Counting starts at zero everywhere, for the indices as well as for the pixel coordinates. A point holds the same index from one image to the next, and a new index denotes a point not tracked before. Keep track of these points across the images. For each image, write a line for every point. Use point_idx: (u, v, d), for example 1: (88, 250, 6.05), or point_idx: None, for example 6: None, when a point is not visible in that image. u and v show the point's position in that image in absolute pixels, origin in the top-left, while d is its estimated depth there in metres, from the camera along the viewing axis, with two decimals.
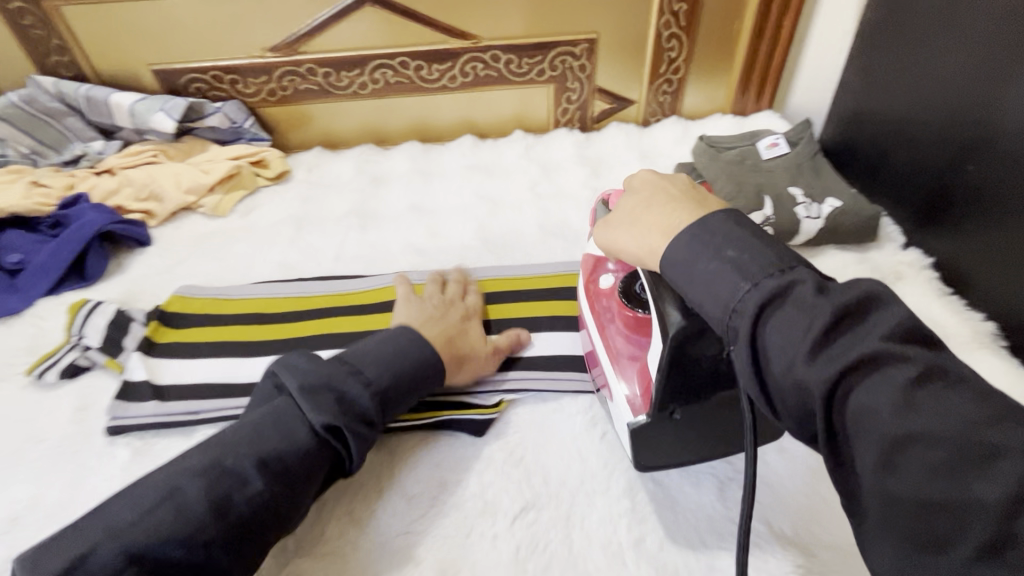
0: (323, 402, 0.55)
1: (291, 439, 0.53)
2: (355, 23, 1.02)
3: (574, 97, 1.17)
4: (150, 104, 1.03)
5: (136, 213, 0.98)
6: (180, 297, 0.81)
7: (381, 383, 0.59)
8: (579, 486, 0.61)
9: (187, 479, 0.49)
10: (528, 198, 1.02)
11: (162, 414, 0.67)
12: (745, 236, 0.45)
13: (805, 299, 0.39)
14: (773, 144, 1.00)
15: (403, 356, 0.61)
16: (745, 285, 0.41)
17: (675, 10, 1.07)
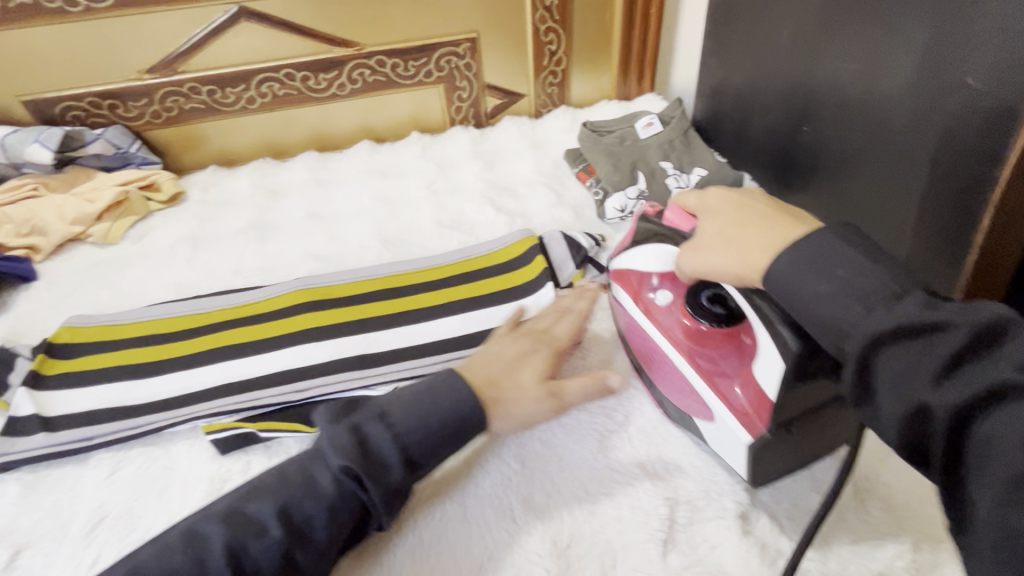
0: (339, 443, 0.51)
1: (314, 487, 0.51)
2: (232, 39, 1.03)
3: (466, 95, 1.21)
4: (24, 136, 0.99)
5: (18, 249, 0.94)
6: (68, 327, 0.79)
7: (414, 444, 0.52)
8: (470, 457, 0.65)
9: (205, 527, 0.49)
10: (425, 196, 1.05)
11: (52, 444, 0.67)
12: (853, 253, 0.41)
13: (930, 337, 0.36)
14: (648, 124, 1.07)
15: (433, 403, 0.54)
16: (860, 307, 0.39)
17: (547, 6, 1.13)
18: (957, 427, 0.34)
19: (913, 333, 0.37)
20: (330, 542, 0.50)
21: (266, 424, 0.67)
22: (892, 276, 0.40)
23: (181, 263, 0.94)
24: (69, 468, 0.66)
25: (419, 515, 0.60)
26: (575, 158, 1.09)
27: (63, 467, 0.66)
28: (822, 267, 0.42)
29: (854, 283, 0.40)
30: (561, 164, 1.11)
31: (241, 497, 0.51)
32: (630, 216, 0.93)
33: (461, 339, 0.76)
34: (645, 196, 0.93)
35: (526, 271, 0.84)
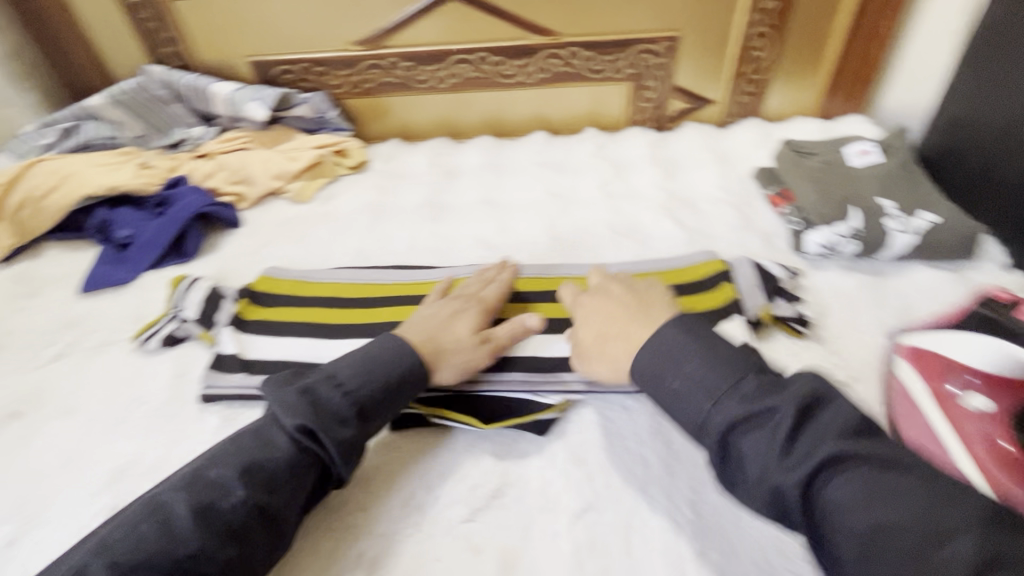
0: (326, 406, 0.56)
1: (294, 438, 0.54)
2: (438, 18, 1.05)
3: (651, 96, 1.15)
4: (246, 93, 1.09)
5: (228, 196, 1.04)
6: (266, 278, 0.86)
7: (354, 386, 0.58)
8: (640, 494, 0.60)
9: (171, 495, 0.50)
10: (597, 197, 1.01)
11: (247, 386, 0.72)
12: (687, 344, 0.53)
13: (779, 426, 0.45)
14: (864, 152, 0.95)
15: (377, 368, 0.61)
16: (707, 403, 0.50)
17: (764, 8, 1.03)
18: (851, 505, 0.41)
19: (834, 420, 0.45)
20: (292, 500, 0.53)
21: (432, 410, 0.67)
22: (760, 378, 0.50)
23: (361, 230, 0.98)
24: (259, 411, 0.72)
25: (581, 543, 0.56)
26: (767, 179, 0.99)
27: (254, 409, 0.72)
28: (672, 360, 0.53)
29: (722, 377, 0.50)
30: (748, 183, 1.02)
31: (249, 462, 0.53)
32: (835, 254, 0.83)
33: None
34: (859, 236, 0.82)
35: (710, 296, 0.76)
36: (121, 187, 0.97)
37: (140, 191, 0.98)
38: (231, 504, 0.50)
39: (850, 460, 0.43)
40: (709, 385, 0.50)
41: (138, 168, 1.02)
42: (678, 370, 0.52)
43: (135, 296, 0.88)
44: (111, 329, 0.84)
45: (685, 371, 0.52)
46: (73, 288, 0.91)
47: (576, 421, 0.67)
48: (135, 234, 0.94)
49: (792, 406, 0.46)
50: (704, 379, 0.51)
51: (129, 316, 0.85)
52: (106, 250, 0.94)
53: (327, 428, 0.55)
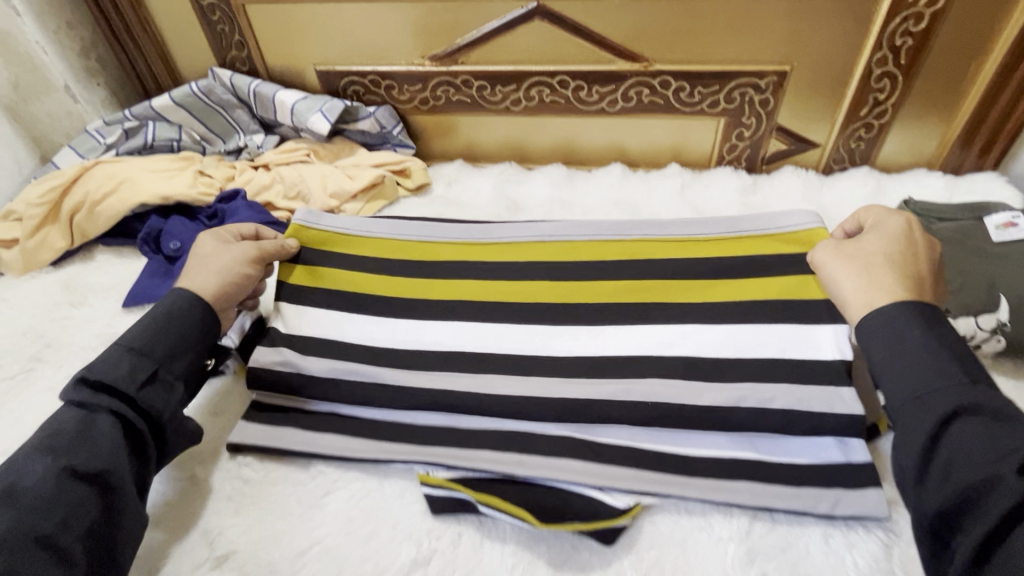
0: (110, 362, 0.56)
1: (98, 401, 0.54)
2: (520, 37, 0.96)
3: (747, 134, 1.03)
4: (311, 104, 1.03)
5: (283, 211, 0.99)
6: (297, 226, 0.82)
7: (143, 344, 0.58)
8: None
9: (54, 433, 0.52)
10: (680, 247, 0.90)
11: (283, 441, 0.65)
12: (946, 331, 0.50)
13: (1010, 444, 0.42)
14: (1008, 224, 0.79)
15: (170, 317, 0.61)
16: (948, 378, 0.47)
17: (896, 45, 0.89)
18: None
19: (999, 419, 0.44)
20: (103, 446, 0.53)
21: (483, 498, 0.58)
22: (971, 361, 0.48)
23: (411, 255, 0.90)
24: (290, 470, 0.65)
25: None
26: None
27: (284, 468, 0.65)
28: (904, 334, 0.50)
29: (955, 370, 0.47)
30: None
31: (44, 441, 0.52)
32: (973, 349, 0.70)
33: (723, 461, 0.60)
34: (1005, 331, 0.69)
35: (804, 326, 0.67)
36: (176, 196, 0.93)
37: (195, 202, 0.94)
38: (35, 482, 0.49)
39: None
40: (945, 366, 0.47)
41: (195, 176, 0.98)
42: (912, 340, 0.50)
43: None
44: None
45: (914, 343, 0.50)
46: (117, 301, 0.87)
47: (649, 530, 0.58)
48: (184, 247, 0.90)
49: (974, 387, 0.46)
50: (924, 363, 0.48)
51: None
52: (155, 262, 0.90)
53: (122, 386, 0.55)
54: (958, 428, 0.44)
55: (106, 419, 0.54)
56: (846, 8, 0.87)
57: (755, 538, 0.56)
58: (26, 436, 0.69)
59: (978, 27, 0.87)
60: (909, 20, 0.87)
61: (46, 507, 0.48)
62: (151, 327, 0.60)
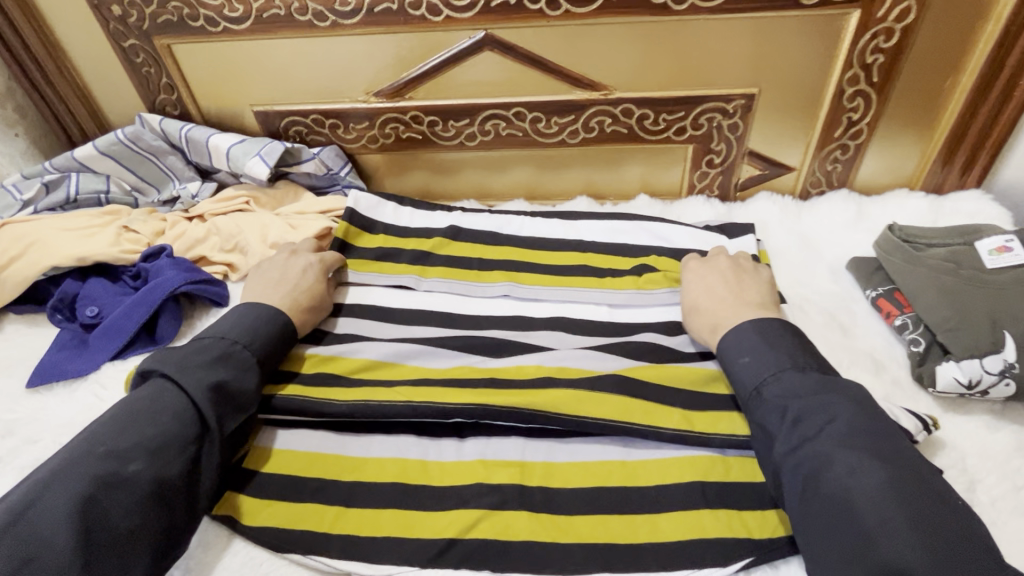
0: (214, 349, 0.62)
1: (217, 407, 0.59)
2: (470, 69, 0.89)
3: (718, 160, 0.96)
4: (249, 148, 0.95)
5: (218, 267, 0.90)
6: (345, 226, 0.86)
7: (249, 341, 0.65)
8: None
9: (246, 320, 0.67)
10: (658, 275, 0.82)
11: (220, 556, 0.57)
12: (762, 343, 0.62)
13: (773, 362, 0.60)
14: (1002, 249, 0.73)
15: (266, 325, 0.67)
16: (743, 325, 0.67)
17: (868, 63, 0.84)
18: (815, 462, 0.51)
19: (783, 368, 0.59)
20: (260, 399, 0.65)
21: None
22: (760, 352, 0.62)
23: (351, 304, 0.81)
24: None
25: None
26: (869, 275, 0.79)
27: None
28: (745, 346, 0.61)
29: (772, 364, 0.58)
30: (843, 278, 0.82)
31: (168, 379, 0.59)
32: (980, 395, 0.62)
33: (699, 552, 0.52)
34: (1015, 373, 0.61)
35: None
36: (94, 257, 0.83)
37: (117, 261, 0.85)
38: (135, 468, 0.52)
39: (831, 419, 0.52)
40: (778, 357, 0.59)
41: (119, 232, 0.89)
42: (738, 360, 0.61)
43: (89, 393, 0.74)
44: (53, 440, 0.69)
45: (744, 362, 0.60)
46: (23, 379, 0.77)
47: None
48: (102, 313, 0.81)
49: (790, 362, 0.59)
50: (765, 359, 0.59)
51: (76, 423, 0.71)
52: (69, 332, 0.80)
53: (232, 384, 0.61)
54: (773, 413, 0.55)
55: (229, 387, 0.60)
56: (811, 27, 0.82)
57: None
58: None
59: (950, 42, 0.82)
60: (878, 37, 0.82)
61: (165, 449, 0.54)
62: (251, 329, 0.66)
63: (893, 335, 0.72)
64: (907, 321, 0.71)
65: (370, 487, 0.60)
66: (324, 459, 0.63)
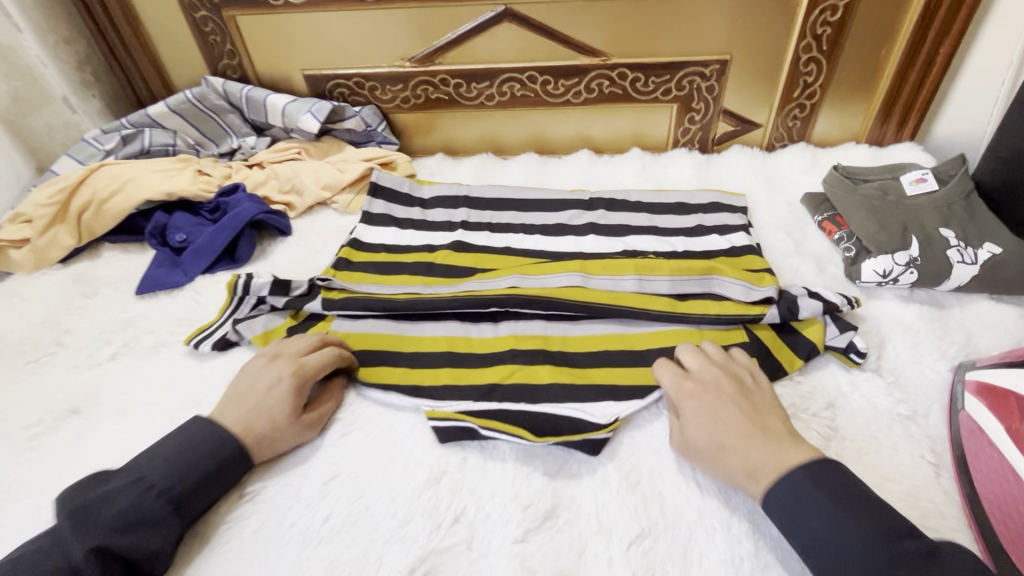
0: (137, 493, 0.56)
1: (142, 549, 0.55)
2: (490, 38, 1.07)
3: (698, 118, 1.15)
4: (300, 105, 1.11)
5: (279, 205, 1.07)
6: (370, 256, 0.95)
7: (167, 486, 0.58)
8: (695, 524, 0.60)
9: (191, 456, 0.61)
10: (647, 203, 1.01)
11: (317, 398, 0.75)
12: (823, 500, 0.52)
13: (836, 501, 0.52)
14: (919, 180, 0.93)
15: (192, 459, 0.61)
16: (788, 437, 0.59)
17: (818, 34, 1.03)
18: None
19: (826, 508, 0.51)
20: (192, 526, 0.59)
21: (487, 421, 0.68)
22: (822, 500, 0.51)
23: (397, 231, 0.99)
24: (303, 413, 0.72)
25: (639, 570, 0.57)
26: (817, 205, 0.98)
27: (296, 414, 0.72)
28: (810, 506, 0.52)
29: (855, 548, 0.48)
30: (797, 209, 1.01)
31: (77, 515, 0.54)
32: (892, 283, 0.82)
33: None
34: (917, 264, 0.80)
35: (752, 260, 0.86)
36: (179, 193, 1.00)
37: (198, 197, 1.01)
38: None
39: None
40: (859, 523, 0.49)
41: (195, 175, 1.05)
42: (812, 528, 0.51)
43: (188, 298, 0.91)
44: (165, 331, 0.86)
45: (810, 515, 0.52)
46: (129, 290, 0.93)
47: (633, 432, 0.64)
48: (189, 239, 0.97)
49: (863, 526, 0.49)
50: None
51: (182, 319, 0.88)
52: (163, 253, 0.96)
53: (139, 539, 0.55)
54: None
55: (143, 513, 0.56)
56: (773, 4, 1.00)
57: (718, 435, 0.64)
58: (60, 407, 0.75)
59: (885, 17, 1.01)
60: (826, 12, 1.00)
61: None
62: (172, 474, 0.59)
63: (833, 247, 0.92)
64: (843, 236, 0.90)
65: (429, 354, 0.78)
66: (390, 336, 0.81)
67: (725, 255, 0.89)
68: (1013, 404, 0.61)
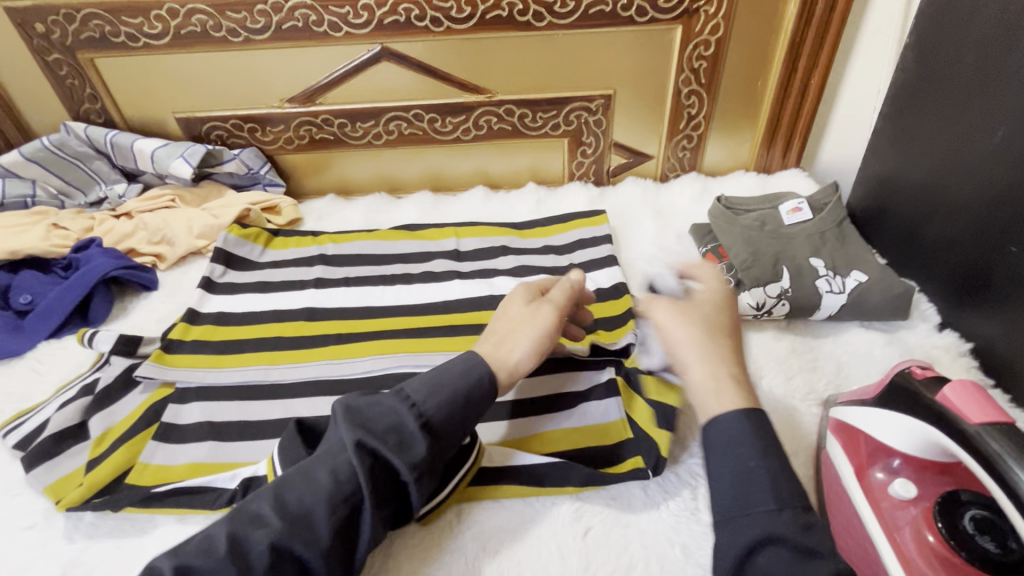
0: (312, 479, 0.51)
1: (287, 509, 0.50)
2: (371, 77, 1.03)
3: (590, 151, 1.15)
4: (171, 150, 1.05)
5: (147, 257, 0.99)
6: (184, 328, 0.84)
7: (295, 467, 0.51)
8: (543, 555, 0.59)
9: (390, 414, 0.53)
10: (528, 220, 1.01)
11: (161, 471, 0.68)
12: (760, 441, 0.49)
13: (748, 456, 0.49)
14: (795, 209, 0.94)
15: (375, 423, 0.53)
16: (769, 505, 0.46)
17: (695, 68, 1.05)
18: None
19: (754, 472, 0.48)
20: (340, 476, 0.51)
21: None
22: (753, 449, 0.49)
23: (273, 282, 0.93)
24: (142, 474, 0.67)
25: None
26: (703, 235, 0.98)
27: (139, 480, 0.67)
28: (735, 452, 0.49)
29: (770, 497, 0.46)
30: (685, 240, 1.01)
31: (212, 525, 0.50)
32: (767, 315, 0.82)
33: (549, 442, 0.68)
34: (789, 296, 0.81)
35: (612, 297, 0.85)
36: (27, 250, 0.91)
37: (48, 254, 0.93)
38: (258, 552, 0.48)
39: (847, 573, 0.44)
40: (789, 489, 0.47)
41: (48, 229, 0.97)
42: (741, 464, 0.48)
43: (27, 369, 0.82)
44: None
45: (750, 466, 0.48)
46: None
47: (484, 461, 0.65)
48: (35, 300, 0.88)
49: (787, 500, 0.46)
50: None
51: (16, 395, 0.79)
52: (3, 318, 0.87)
53: (300, 480, 0.52)
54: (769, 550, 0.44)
55: (354, 486, 0.51)
56: (648, 41, 1.02)
57: (570, 468, 0.64)
58: None
59: (755, 51, 1.04)
60: (699, 47, 1.02)
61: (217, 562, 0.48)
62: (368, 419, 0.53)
63: None
64: (723, 268, 0.90)
65: (289, 418, 0.73)
66: (251, 401, 0.75)
67: (607, 293, 0.88)
68: (865, 445, 0.60)
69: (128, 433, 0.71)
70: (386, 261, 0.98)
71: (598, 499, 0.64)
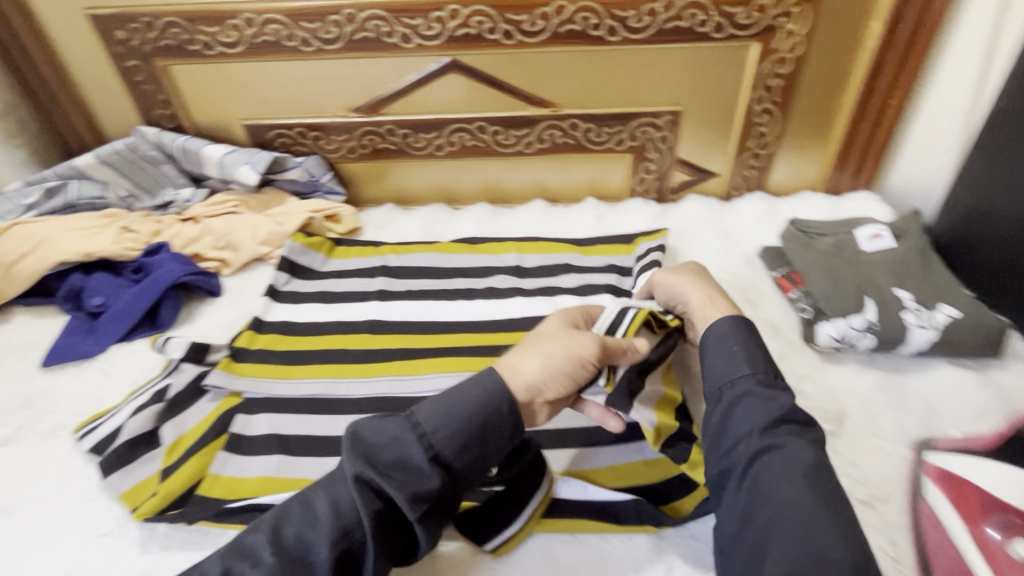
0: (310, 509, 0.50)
1: (285, 545, 0.49)
2: (437, 88, 1.03)
3: (653, 167, 1.12)
4: (238, 156, 1.06)
5: (211, 262, 1.00)
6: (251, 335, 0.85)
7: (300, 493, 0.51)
8: None
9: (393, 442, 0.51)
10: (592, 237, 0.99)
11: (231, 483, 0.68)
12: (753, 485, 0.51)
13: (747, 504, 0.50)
14: (875, 236, 0.90)
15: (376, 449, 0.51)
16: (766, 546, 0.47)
17: (769, 85, 1.02)
18: None
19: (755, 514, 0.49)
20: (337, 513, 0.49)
21: None
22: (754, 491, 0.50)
23: (336, 293, 0.93)
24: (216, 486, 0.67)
25: None
26: (774, 259, 0.95)
27: (211, 493, 0.67)
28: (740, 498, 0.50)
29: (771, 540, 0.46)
30: (755, 263, 0.97)
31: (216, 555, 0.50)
32: (849, 347, 0.78)
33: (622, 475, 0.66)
34: (874, 329, 0.77)
35: None
36: (100, 253, 0.93)
37: (119, 257, 0.94)
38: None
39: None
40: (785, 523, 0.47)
41: (119, 231, 0.98)
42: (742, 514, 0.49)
43: (99, 371, 0.83)
44: (67, 411, 0.78)
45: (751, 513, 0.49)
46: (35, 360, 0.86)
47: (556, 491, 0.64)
48: (107, 303, 0.90)
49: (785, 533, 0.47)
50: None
51: (89, 397, 0.80)
52: (76, 320, 0.89)
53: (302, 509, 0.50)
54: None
55: (356, 520, 0.49)
56: (722, 57, 0.99)
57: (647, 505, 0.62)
58: None
59: (833, 68, 1.01)
60: (775, 64, 0.99)
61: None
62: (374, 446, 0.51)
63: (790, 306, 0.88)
64: (798, 295, 0.87)
65: None
66: (318, 415, 0.75)
67: None
68: (974, 501, 0.59)
69: (199, 443, 0.71)
70: (447, 275, 0.97)
71: (676, 538, 0.62)
